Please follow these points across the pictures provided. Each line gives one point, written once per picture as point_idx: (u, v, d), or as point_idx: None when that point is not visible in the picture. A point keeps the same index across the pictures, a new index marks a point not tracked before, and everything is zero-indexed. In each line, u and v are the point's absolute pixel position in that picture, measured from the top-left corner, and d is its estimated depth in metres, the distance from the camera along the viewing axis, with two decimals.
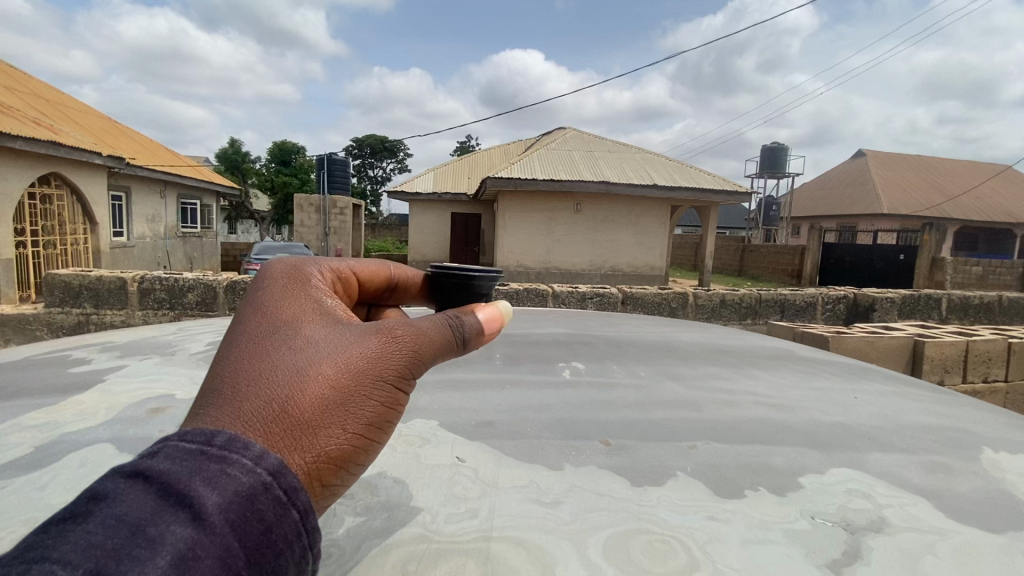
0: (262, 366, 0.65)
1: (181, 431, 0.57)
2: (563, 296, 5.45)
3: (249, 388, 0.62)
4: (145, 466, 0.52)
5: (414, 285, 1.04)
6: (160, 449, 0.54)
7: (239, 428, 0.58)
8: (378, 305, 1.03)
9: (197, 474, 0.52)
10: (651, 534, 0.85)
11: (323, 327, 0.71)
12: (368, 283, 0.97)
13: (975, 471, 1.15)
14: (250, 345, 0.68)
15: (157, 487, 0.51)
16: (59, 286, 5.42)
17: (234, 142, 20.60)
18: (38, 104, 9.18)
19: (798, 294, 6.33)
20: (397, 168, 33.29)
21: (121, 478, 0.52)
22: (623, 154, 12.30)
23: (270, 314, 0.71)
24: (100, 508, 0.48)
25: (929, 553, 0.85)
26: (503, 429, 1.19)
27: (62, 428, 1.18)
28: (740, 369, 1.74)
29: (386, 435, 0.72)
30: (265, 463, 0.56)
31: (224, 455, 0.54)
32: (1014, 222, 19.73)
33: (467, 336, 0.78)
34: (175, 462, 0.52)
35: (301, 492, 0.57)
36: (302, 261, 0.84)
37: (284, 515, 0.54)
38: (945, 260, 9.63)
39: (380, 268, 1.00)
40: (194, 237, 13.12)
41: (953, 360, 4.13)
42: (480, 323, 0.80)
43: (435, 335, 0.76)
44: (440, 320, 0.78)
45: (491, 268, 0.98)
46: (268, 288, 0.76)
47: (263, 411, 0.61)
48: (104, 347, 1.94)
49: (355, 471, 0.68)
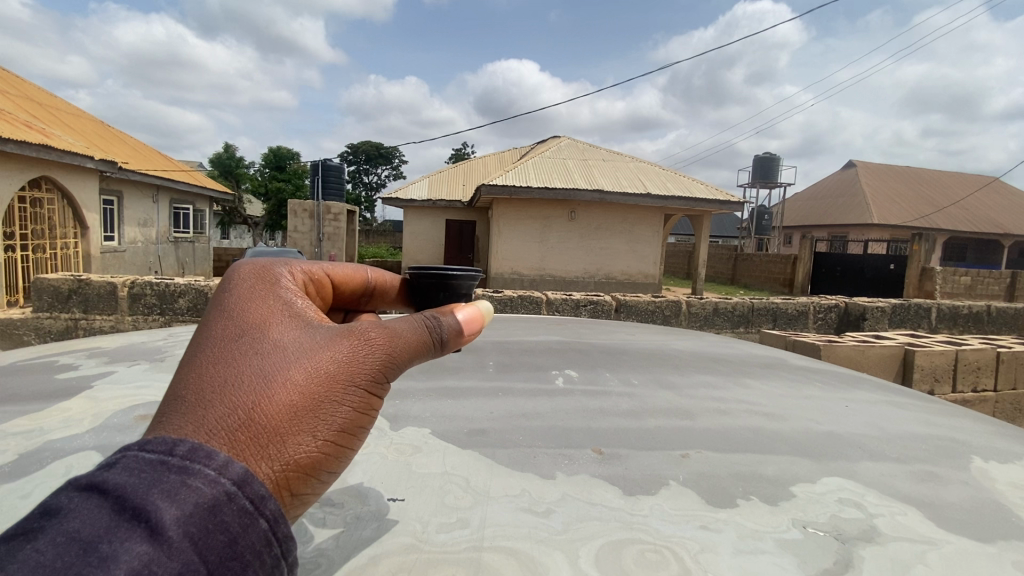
0: (227, 372, 0.64)
1: (142, 440, 0.55)
2: (558, 304, 5.47)
3: (213, 395, 0.61)
4: (101, 479, 0.51)
5: (393, 289, 1.05)
6: (119, 459, 0.53)
7: (201, 436, 0.57)
8: (356, 311, 1.03)
9: (155, 487, 0.50)
10: (643, 544, 0.85)
11: (294, 329, 0.71)
12: (343, 286, 0.98)
13: (964, 480, 1.16)
14: (216, 349, 0.67)
15: (113, 501, 0.49)
16: (47, 291, 5.36)
17: (228, 149, 20.63)
18: (29, 107, 9.12)
19: (789, 303, 6.38)
20: (392, 175, 33.41)
21: (76, 492, 0.50)
22: (616, 163, 12.38)
23: (236, 316, 0.71)
24: (51, 525, 0.47)
25: (919, 563, 0.85)
26: (495, 437, 1.19)
27: (47, 436, 1.16)
28: (733, 378, 1.74)
29: (358, 443, 0.71)
30: (228, 472, 0.55)
31: (185, 465, 0.53)
32: (1002, 234, 20.05)
33: (444, 338, 0.78)
34: (133, 474, 0.51)
35: (269, 500, 0.57)
36: (273, 261, 0.83)
37: (251, 525, 0.53)
38: (935, 270, 9.70)
39: (357, 271, 1.00)
40: (186, 242, 13.04)
41: (942, 369, 4.18)
42: (458, 323, 0.80)
43: (411, 337, 0.75)
44: (416, 322, 0.77)
45: (470, 269, 0.98)
46: (236, 289, 0.75)
47: (229, 419, 0.60)
48: (91, 353, 1.91)
49: (327, 478, 0.67)
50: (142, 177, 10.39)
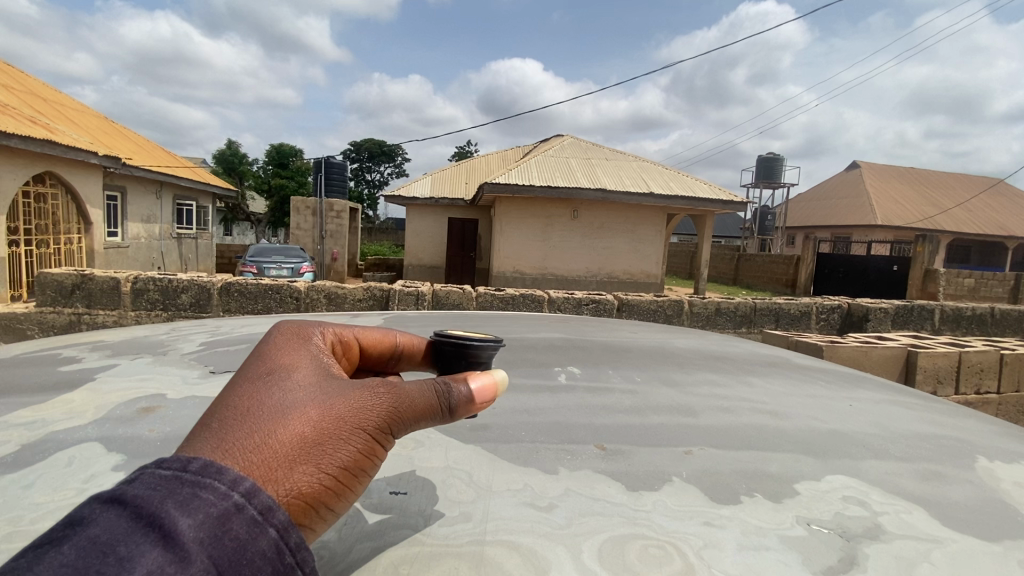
0: (249, 403, 0.65)
1: (161, 458, 0.56)
2: (560, 301, 5.44)
3: (233, 420, 0.63)
4: (121, 493, 0.51)
5: (418, 354, 1.01)
6: (138, 476, 0.53)
7: (217, 456, 0.57)
8: (383, 373, 0.99)
9: (170, 497, 0.50)
10: (647, 539, 0.85)
11: (316, 376, 0.72)
12: (371, 350, 0.95)
13: (970, 480, 1.15)
14: (243, 385, 0.69)
15: (131, 510, 0.50)
16: (51, 286, 5.39)
17: (231, 146, 20.69)
18: (34, 103, 9.11)
19: (792, 303, 6.35)
20: (395, 173, 33.50)
21: (98, 504, 0.51)
22: (619, 163, 12.32)
23: (266, 360, 0.73)
24: (74, 534, 0.48)
25: (924, 561, 0.84)
26: (498, 433, 1.18)
27: (50, 426, 1.16)
28: (736, 376, 1.73)
29: (360, 490, 0.69)
30: (239, 486, 0.55)
31: (198, 479, 0.53)
32: (1005, 236, 19.91)
33: (455, 405, 0.76)
34: (150, 489, 0.51)
35: (277, 512, 0.56)
36: (308, 322, 0.87)
37: (261, 533, 0.53)
38: (939, 272, 9.65)
39: (385, 336, 0.97)
40: (189, 238, 13.06)
41: (946, 370, 4.16)
42: (470, 392, 0.78)
43: (422, 398, 0.74)
44: (426, 387, 0.75)
45: (493, 339, 0.97)
46: (270, 339, 0.78)
47: (243, 441, 0.60)
48: (94, 346, 1.91)
49: (326, 517, 0.64)
50: (145, 173, 10.39)
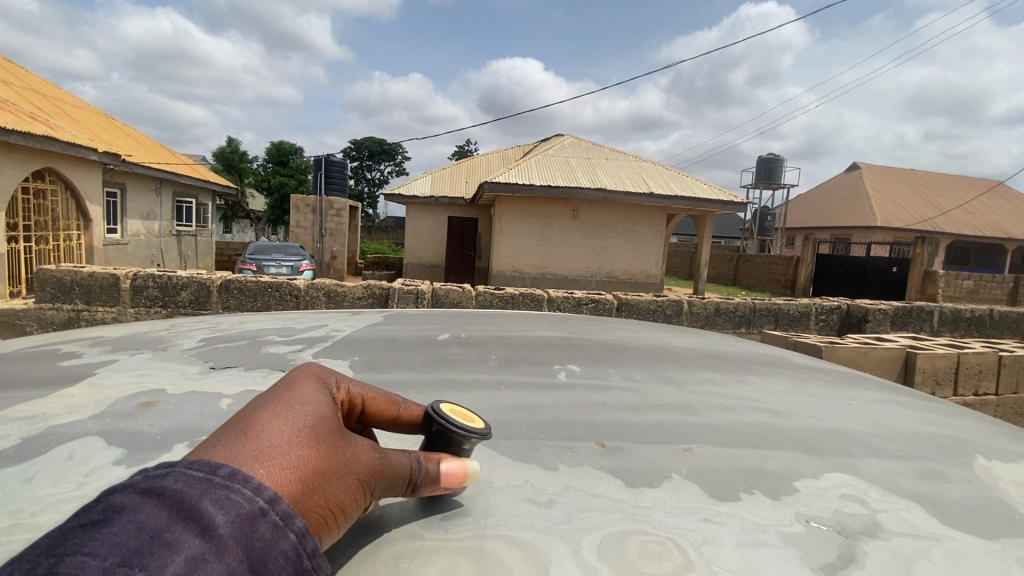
0: (275, 416, 0.66)
1: (187, 459, 0.56)
2: (559, 301, 5.41)
3: (261, 427, 0.63)
4: (156, 485, 0.52)
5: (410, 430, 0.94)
6: (170, 472, 0.54)
7: (244, 463, 0.58)
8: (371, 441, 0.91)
9: (206, 495, 0.51)
10: (647, 535, 0.85)
11: (331, 413, 0.74)
12: (372, 415, 0.88)
13: (968, 479, 1.15)
14: (265, 402, 0.69)
15: (169, 502, 0.50)
16: (49, 282, 5.38)
17: (231, 143, 20.63)
18: (33, 99, 9.10)
19: (791, 303, 6.34)
20: (395, 172, 33.48)
21: (135, 494, 0.51)
22: (620, 162, 12.32)
23: (285, 387, 0.74)
24: (117, 517, 0.47)
25: (923, 558, 0.85)
26: (497, 429, 1.18)
27: (50, 421, 1.16)
28: (735, 375, 1.73)
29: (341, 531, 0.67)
30: (263, 492, 0.55)
31: (229, 482, 0.53)
32: (1004, 238, 19.94)
33: (421, 483, 0.83)
34: (189, 483, 0.52)
35: (297, 520, 0.57)
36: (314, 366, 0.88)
37: (282, 536, 0.54)
38: (938, 274, 9.60)
39: (390, 406, 0.91)
40: (189, 236, 13.05)
41: (944, 372, 4.16)
42: (438, 473, 0.86)
43: (400, 469, 0.80)
44: (403, 461, 0.82)
45: (481, 430, 0.94)
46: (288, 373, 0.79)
47: (274, 449, 0.61)
48: (94, 342, 1.91)
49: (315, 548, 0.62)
50: (145, 170, 10.38)
